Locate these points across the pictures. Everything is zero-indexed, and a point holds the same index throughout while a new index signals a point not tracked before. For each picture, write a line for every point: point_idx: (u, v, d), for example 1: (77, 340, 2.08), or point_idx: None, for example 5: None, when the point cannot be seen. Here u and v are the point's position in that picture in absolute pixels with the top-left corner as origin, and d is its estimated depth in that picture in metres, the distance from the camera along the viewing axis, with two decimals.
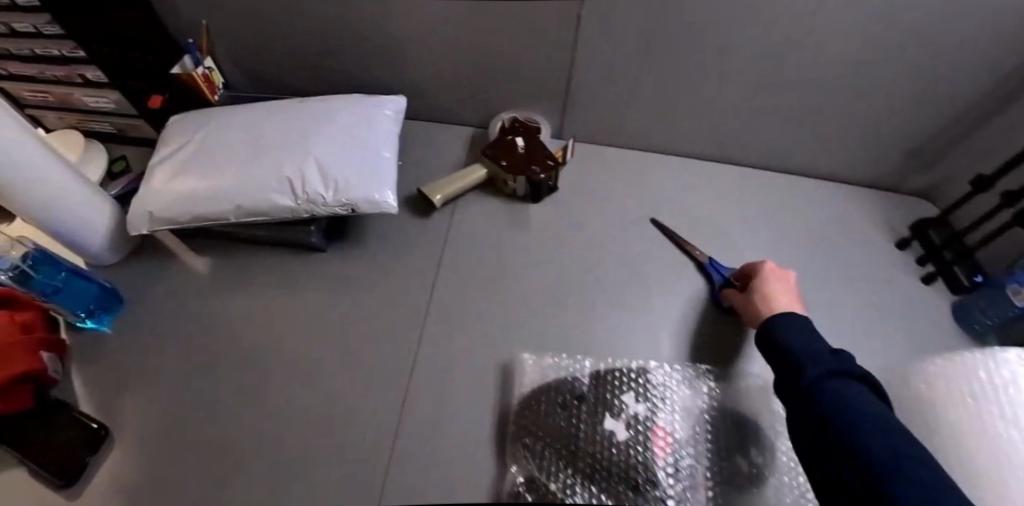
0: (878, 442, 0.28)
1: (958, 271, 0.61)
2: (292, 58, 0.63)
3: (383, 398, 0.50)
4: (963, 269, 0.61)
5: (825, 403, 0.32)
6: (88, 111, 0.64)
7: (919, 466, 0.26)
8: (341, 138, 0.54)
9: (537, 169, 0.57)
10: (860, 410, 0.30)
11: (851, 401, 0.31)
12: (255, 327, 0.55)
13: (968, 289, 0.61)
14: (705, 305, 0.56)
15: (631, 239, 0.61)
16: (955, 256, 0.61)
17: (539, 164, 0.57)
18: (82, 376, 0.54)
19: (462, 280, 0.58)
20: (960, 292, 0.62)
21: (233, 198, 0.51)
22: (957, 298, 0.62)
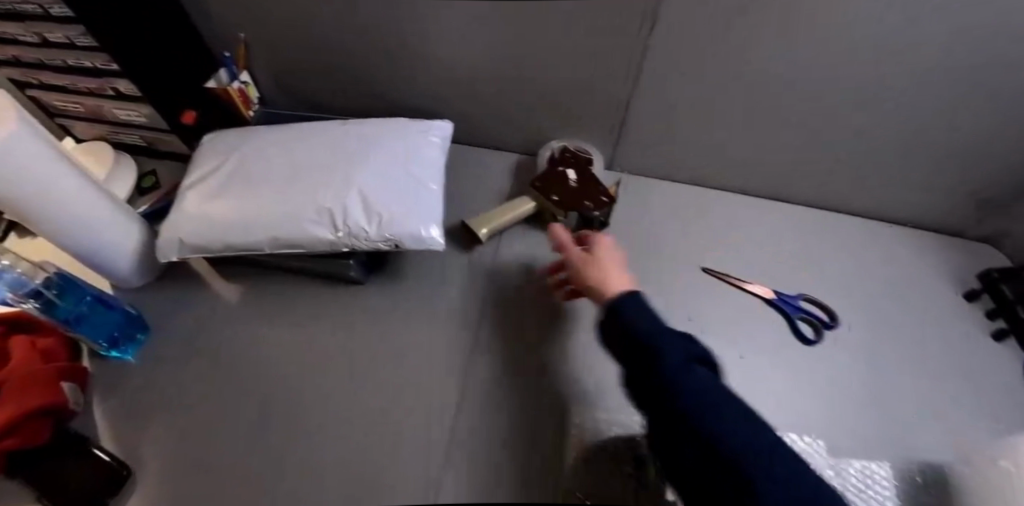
0: (734, 431, 0.27)
1: None
2: (333, 75, 0.60)
3: (417, 450, 0.46)
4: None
5: (679, 395, 0.30)
6: (119, 124, 0.61)
7: (788, 473, 0.25)
8: (387, 169, 0.51)
9: (590, 205, 0.53)
10: (717, 405, 0.29)
11: (703, 391, 0.30)
12: (285, 364, 0.52)
13: None
14: (765, 359, 0.53)
15: (685, 282, 0.58)
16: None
17: (592, 200, 0.54)
18: (104, 408, 0.51)
19: (504, 321, 0.54)
20: None
21: (270, 229, 0.48)
22: None
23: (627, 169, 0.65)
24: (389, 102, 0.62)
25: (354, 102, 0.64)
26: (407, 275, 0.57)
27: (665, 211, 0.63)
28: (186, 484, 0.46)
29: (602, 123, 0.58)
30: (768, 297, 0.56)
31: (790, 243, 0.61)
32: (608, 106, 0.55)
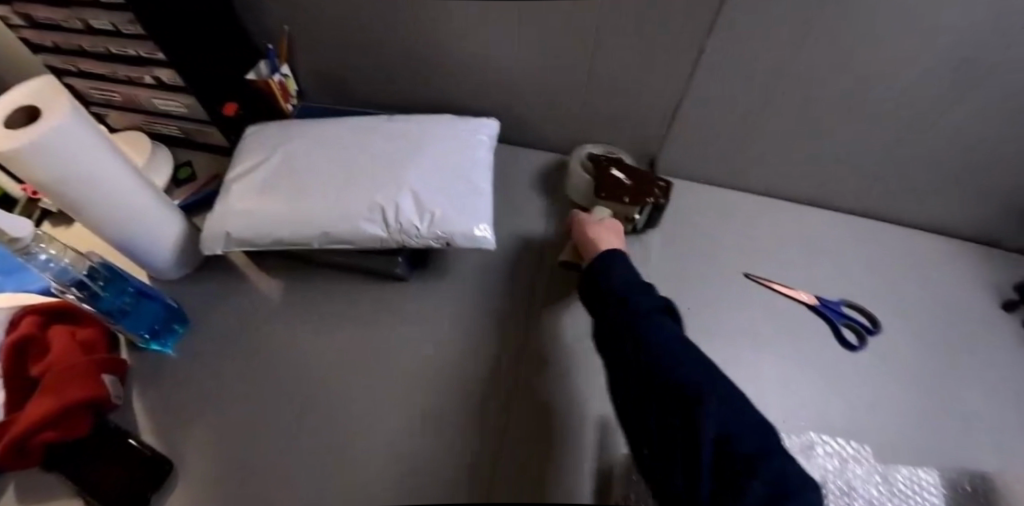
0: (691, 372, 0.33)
1: None
2: (375, 71, 0.59)
3: (463, 448, 0.46)
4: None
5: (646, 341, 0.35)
6: (156, 114, 0.60)
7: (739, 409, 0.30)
8: (438, 167, 0.51)
9: (661, 191, 0.54)
10: (679, 355, 0.34)
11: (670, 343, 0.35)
12: (327, 364, 0.51)
13: None
14: (807, 364, 0.53)
15: (728, 285, 0.57)
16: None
17: (656, 187, 0.54)
18: (144, 401, 0.50)
19: (549, 324, 0.53)
20: None
21: (320, 224, 0.48)
22: None
23: (670, 173, 0.64)
24: (432, 98, 0.61)
25: (396, 97, 0.63)
26: (452, 274, 0.56)
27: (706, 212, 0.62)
28: (229, 480, 0.46)
29: (648, 125, 0.57)
30: (813, 304, 0.55)
31: (835, 249, 0.60)
32: (658, 107, 0.54)
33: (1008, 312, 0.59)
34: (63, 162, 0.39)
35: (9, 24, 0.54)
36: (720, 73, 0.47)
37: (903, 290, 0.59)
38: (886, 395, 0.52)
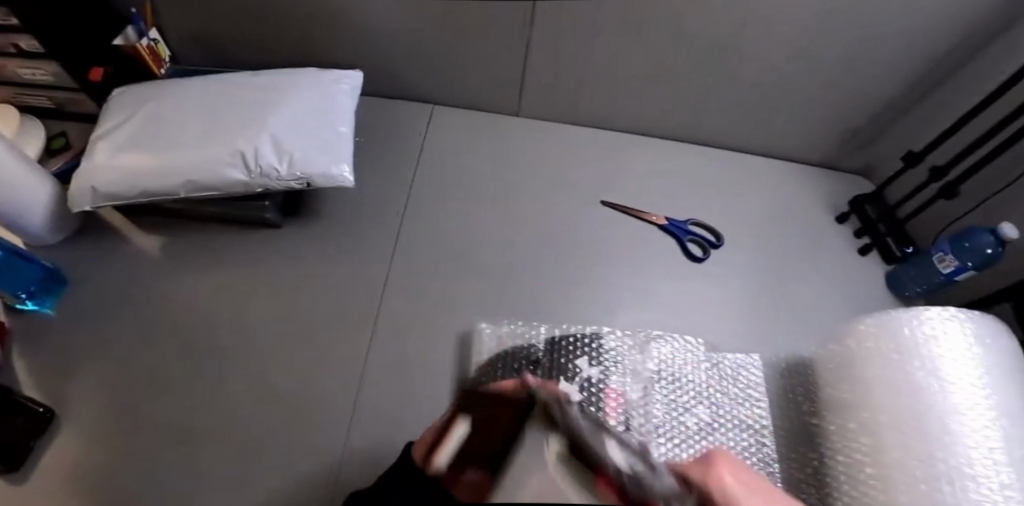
0: None
1: (890, 242, 0.67)
2: (246, 31, 0.61)
3: (344, 369, 0.51)
4: (896, 241, 0.67)
5: None
6: (22, 85, 0.59)
7: None
8: (297, 113, 0.54)
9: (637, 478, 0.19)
10: None
11: None
12: (212, 308, 0.54)
13: (900, 259, 0.66)
14: (657, 276, 0.59)
15: (583, 214, 0.63)
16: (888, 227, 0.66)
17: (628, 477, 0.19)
18: (24, 359, 0.50)
19: (426, 255, 0.58)
20: (892, 262, 0.67)
21: (182, 173, 0.50)
22: (890, 267, 0.67)
23: (545, 117, 0.69)
24: (308, 55, 0.64)
25: (274, 55, 0.65)
26: (328, 218, 0.59)
27: (570, 150, 0.68)
28: (121, 421, 0.48)
29: (515, 73, 0.62)
30: (661, 223, 0.62)
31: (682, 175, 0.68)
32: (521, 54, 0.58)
33: (841, 224, 0.70)
34: None
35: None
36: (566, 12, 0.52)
37: (743, 211, 0.67)
38: (725, 297, 0.59)
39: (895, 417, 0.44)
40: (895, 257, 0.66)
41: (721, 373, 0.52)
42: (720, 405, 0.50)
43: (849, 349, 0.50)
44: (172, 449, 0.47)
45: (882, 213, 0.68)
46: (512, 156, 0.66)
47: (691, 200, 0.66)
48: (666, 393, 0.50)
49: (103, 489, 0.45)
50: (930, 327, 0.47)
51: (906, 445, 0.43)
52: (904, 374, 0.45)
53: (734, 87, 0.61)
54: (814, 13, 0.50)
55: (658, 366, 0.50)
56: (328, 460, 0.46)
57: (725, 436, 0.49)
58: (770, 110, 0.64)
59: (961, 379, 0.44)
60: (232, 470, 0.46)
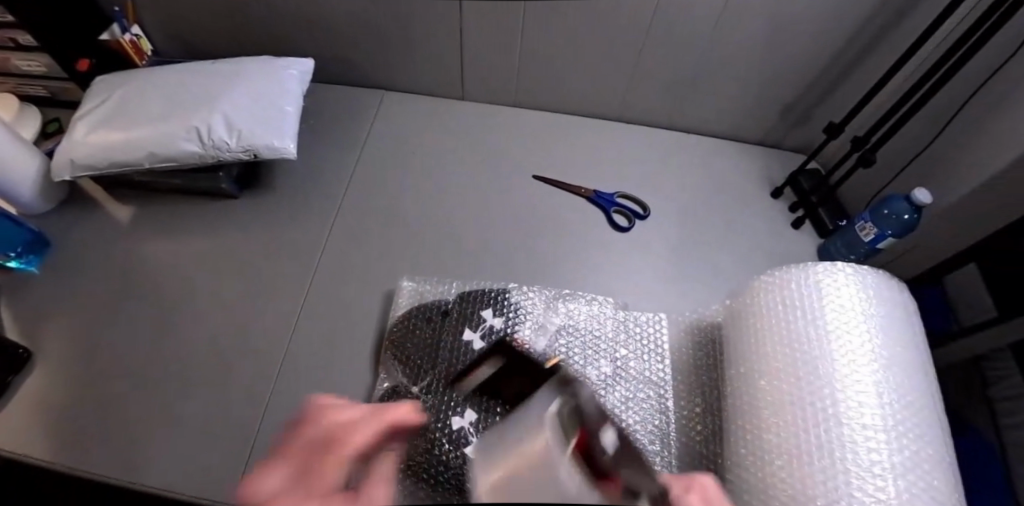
0: None
1: (823, 215, 0.66)
2: (214, 26, 0.69)
3: (282, 320, 0.57)
4: (828, 214, 0.66)
5: None
6: (22, 75, 0.69)
7: None
8: (249, 94, 0.60)
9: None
10: None
11: None
12: (172, 267, 0.61)
13: (833, 232, 0.65)
14: (581, 244, 0.62)
15: (513, 186, 0.66)
16: (820, 199, 0.66)
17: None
18: (10, 309, 0.58)
19: (364, 223, 0.63)
20: (826, 235, 0.66)
21: (146, 146, 0.57)
22: (824, 240, 0.66)
23: (487, 100, 0.74)
24: (268, 43, 0.70)
25: (238, 45, 0.72)
26: (279, 190, 0.66)
27: (506, 130, 0.72)
28: (87, 362, 0.55)
29: (453, 60, 0.67)
30: (588, 195, 0.65)
31: (614, 151, 0.70)
32: (456, 35, 0.63)
33: (775, 199, 0.70)
34: None
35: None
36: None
37: (676, 185, 0.68)
38: (645, 264, 0.62)
39: (771, 368, 0.47)
40: (827, 230, 0.66)
41: (626, 331, 0.55)
42: (623, 359, 0.54)
43: (746, 304, 0.53)
44: (128, 386, 0.53)
45: (815, 186, 0.68)
46: (453, 134, 0.71)
47: (626, 172, 0.69)
48: (569, 345, 0.54)
49: (67, 418, 0.51)
50: (814, 281, 0.49)
51: (783, 393, 0.45)
52: (789, 324, 0.48)
53: (658, 66, 0.64)
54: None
55: (563, 319, 0.55)
56: (260, 398, 0.52)
57: (625, 387, 0.52)
58: (695, 92, 0.68)
59: (839, 328, 0.46)
60: (180, 403, 0.52)
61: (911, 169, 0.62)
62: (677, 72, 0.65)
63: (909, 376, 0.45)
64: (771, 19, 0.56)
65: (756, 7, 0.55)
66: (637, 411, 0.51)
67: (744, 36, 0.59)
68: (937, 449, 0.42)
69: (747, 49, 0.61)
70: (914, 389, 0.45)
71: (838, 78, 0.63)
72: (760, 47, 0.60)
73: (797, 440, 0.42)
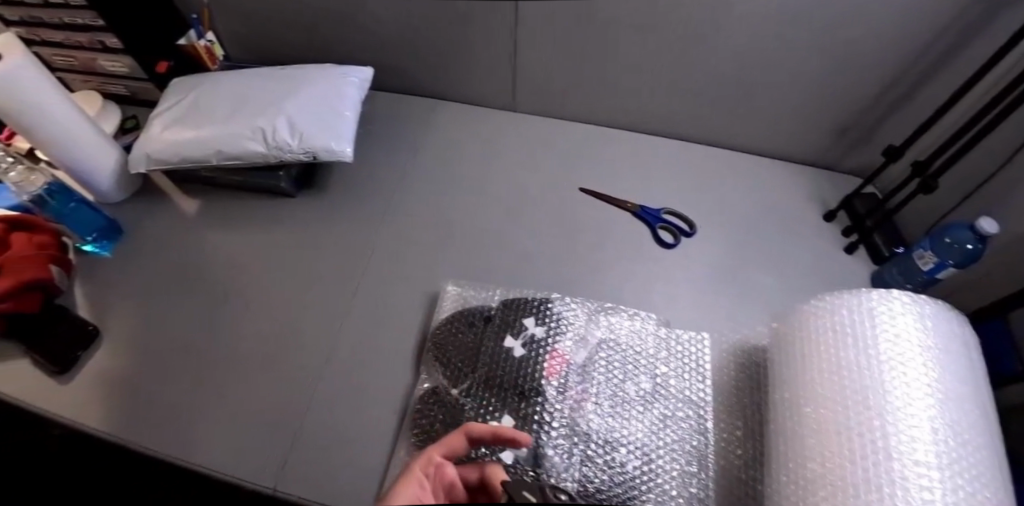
0: None
1: (879, 241, 0.64)
2: (281, 35, 0.73)
3: (329, 316, 0.59)
4: (885, 240, 0.64)
5: None
6: (106, 75, 0.75)
7: None
8: (311, 99, 0.63)
9: None
10: None
11: None
12: (231, 259, 0.64)
13: (888, 258, 0.63)
14: (625, 257, 0.62)
15: (558, 196, 0.67)
16: (875, 223, 0.64)
17: None
18: (83, 288, 0.63)
19: (410, 227, 0.65)
20: (880, 261, 0.64)
21: (215, 144, 0.61)
22: (878, 267, 0.64)
23: (534, 111, 0.75)
24: (329, 51, 0.74)
25: (301, 52, 0.76)
26: (332, 190, 0.68)
27: (552, 141, 0.72)
28: (150, 342, 0.59)
29: (502, 71, 0.69)
30: (633, 210, 0.65)
31: (661, 167, 0.70)
32: (507, 47, 0.65)
33: (828, 222, 0.68)
34: (13, 83, 0.53)
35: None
36: (540, 6, 0.59)
37: (723, 204, 0.67)
38: (690, 283, 0.61)
39: (819, 395, 0.46)
40: (883, 256, 0.64)
41: (668, 347, 0.55)
42: (663, 377, 0.53)
43: (794, 329, 0.52)
44: (185, 368, 0.56)
45: (871, 210, 0.66)
46: (500, 143, 0.72)
47: (674, 188, 0.68)
48: (608, 358, 0.53)
49: (127, 394, 0.55)
50: (870, 310, 0.48)
51: (832, 422, 0.44)
52: (839, 352, 0.47)
53: (707, 81, 0.64)
54: (770, 6, 0.53)
55: (604, 333, 0.54)
56: (307, 390, 0.54)
57: (664, 405, 0.52)
58: (745, 111, 0.67)
59: (894, 358, 0.45)
60: (230, 388, 0.54)
61: (978, 195, 0.59)
62: (726, 89, 0.65)
63: (968, 413, 0.43)
64: (827, 37, 0.56)
65: (812, 23, 0.54)
66: (674, 430, 0.51)
67: (798, 53, 0.58)
68: (997, 493, 0.40)
69: (800, 66, 0.60)
70: (974, 427, 0.43)
71: (895, 102, 0.62)
72: (815, 65, 0.59)
73: (844, 471, 0.41)
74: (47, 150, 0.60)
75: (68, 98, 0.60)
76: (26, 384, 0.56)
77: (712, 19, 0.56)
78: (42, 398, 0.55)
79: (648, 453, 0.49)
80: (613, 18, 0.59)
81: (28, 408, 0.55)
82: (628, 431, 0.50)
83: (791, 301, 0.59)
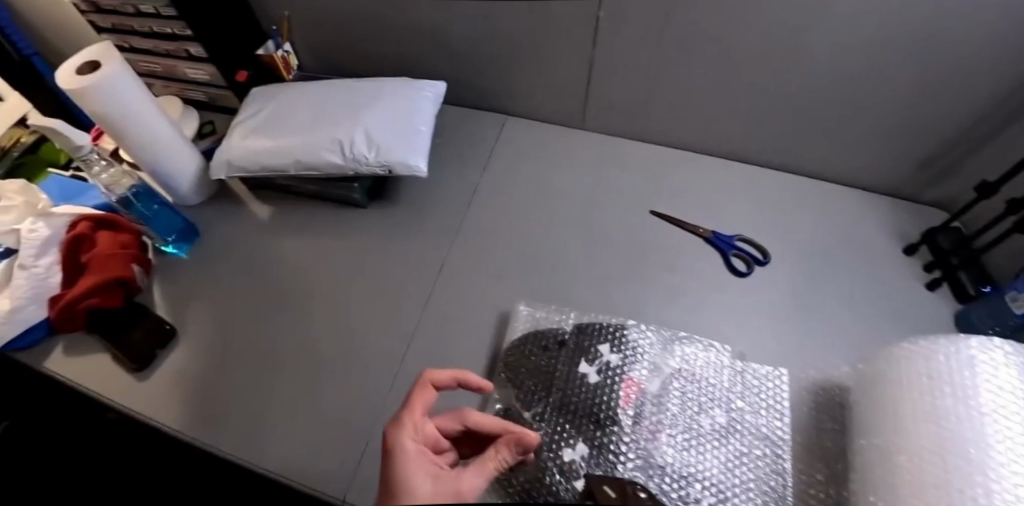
0: None
1: (964, 278, 0.60)
2: (356, 48, 0.75)
3: (399, 328, 0.59)
4: (971, 278, 0.60)
5: None
6: (187, 81, 0.78)
7: None
8: (388, 113, 0.64)
9: None
10: None
11: None
12: (303, 266, 0.65)
13: (974, 297, 0.59)
14: (696, 283, 0.61)
15: (627, 218, 0.67)
16: (961, 260, 0.60)
17: None
18: (161, 287, 0.66)
19: (478, 242, 0.65)
20: (965, 300, 0.60)
21: (294, 154, 0.63)
22: (963, 306, 0.60)
23: (601, 130, 0.75)
24: (402, 64, 0.75)
25: (374, 65, 0.77)
26: (401, 202, 0.69)
27: (620, 162, 0.72)
28: (224, 344, 0.60)
29: (573, 88, 0.70)
30: (705, 236, 0.64)
31: (732, 193, 0.69)
32: (581, 65, 0.65)
33: (909, 256, 0.65)
34: (110, 90, 0.56)
35: (79, 5, 0.74)
36: (620, 26, 0.59)
37: (797, 233, 0.66)
38: (765, 314, 0.59)
39: (912, 443, 0.43)
40: (968, 295, 0.60)
41: (745, 381, 0.53)
42: (738, 411, 0.52)
43: (883, 371, 0.49)
44: (257, 372, 0.58)
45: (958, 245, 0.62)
46: (566, 162, 0.72)
47: (745, 214, 0.67)
48: (683, 389, 0.52)
49: (201, 394, 0.56)
50: (969, 359, 0.45)
51: (927, 474, 0.41)
52: (934, 400, 0.44)
53: (786, 107, 0.62)
54: (863, 37, 0.51)
55: (679, 363, 0.54)
56: (376, 404, 0.54)
57: (740, 442, 0.50)
58: (823, 138, 0.66)
59: (997, 411, 0.41)
60: (301, 394, 0.55)
61: None
62: (806, 114, 0.63)
63: None
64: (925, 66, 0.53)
65: (911, 57, 0.52)
66: (752, 469, 0.48)
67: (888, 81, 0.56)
68: None
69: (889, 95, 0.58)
70: None
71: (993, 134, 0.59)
72: (906, 98, 0.56)
73: None
74: (135, 153, 0.63)
75: (157, 105, 0.63)
76: (108, 377, 0.59)
77: (801, 45, 0.54)
78: (122, 392, 0.57)
79: (724, 491, 0.47)
80: (695, 41, 0.58)
81: (110, 402, 0.57)
82: (703, 466, 0.48)
83: (874, 339, 0.57)
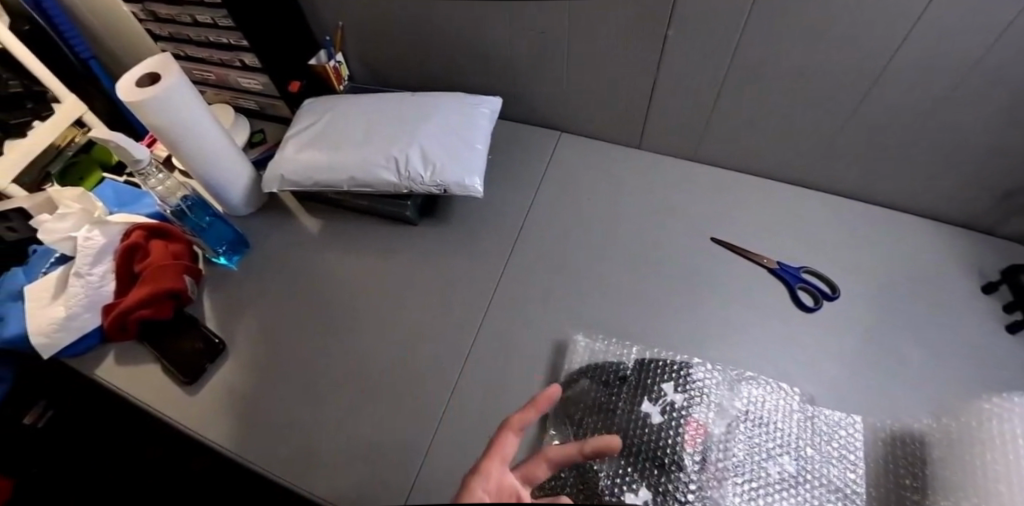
0: None
1: None
2: (408, 60, 0.74)
3: (449, 351, 0.58)
4: None
5: None
6: (240, 90, 0.78)
7: None
8: (444, 130, 0.63)
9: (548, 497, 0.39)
10: None
11: None
12: (351, 282, 0.65)
13: None
14: (758, 316, 0.58)
15: (684, 245, 0.64)
16: None
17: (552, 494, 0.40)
18: (210, 298, 0.66)
19: (529, 264, 0.64)
20: None
21: (348, 171, 0.62)
22: None
23: (657, 150, 0.73)
24: (454, 76, 0.74)
25: (426, 77, 0.76)
26: (450, 220, 0.68)
27: (677, 185, 0.70)
28: (269, 360, 0.60)
29: (631, 107, 0.67)
30: (770, 267, 0.61)
31: (795, 221, 0.66)
32: (637, 84, 0.63)
33: (988, 294, 0.60)
34: (165, 101, 0.55)
35: (139, 15, 0.75)
36: (686, 46, 0.56)
37: (866, 266, 0.62)
38: (835, 352, 0.56)
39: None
40: None
41: (814, 426, 0.50)
42: (809, 459, 0.48)
43: (969, 429, 0.46)
44: (301, 391, 0.57)
45: None
46: (621, 184, 0.70)
47: (810, 245, 0.64)
48: (749, 434, 0.50)
49: (247, 411, 0.56)
50: None
51: None
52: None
53: (857, 133, 0.59)
54: (951, 65, 0.47)
55: (745, 405, 0.51)
56: (422, 433, 0.52)
57: (810, 492, 0.47)
58: (897, 169, 0.62)
59: None
60: (345, 416, 0.54)
61: None
62: (881, 144, 0.59)
63: None
64: None
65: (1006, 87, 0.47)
66: None
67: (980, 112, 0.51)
68: None
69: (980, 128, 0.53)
70: None
71: None
72: (998, 131, 0.52)
73: None
74: (190, 162, 0.63)
75: (210, 114, 0.62)
76: (156, 389, 0.59)
77: (882, 71, 0.51)
78: (171, 405, 0.57)
79: None
80: (760, 62, 0.55)
81: (158, 414, 0.57)
82: None
83: (954, 386, 0.53)
